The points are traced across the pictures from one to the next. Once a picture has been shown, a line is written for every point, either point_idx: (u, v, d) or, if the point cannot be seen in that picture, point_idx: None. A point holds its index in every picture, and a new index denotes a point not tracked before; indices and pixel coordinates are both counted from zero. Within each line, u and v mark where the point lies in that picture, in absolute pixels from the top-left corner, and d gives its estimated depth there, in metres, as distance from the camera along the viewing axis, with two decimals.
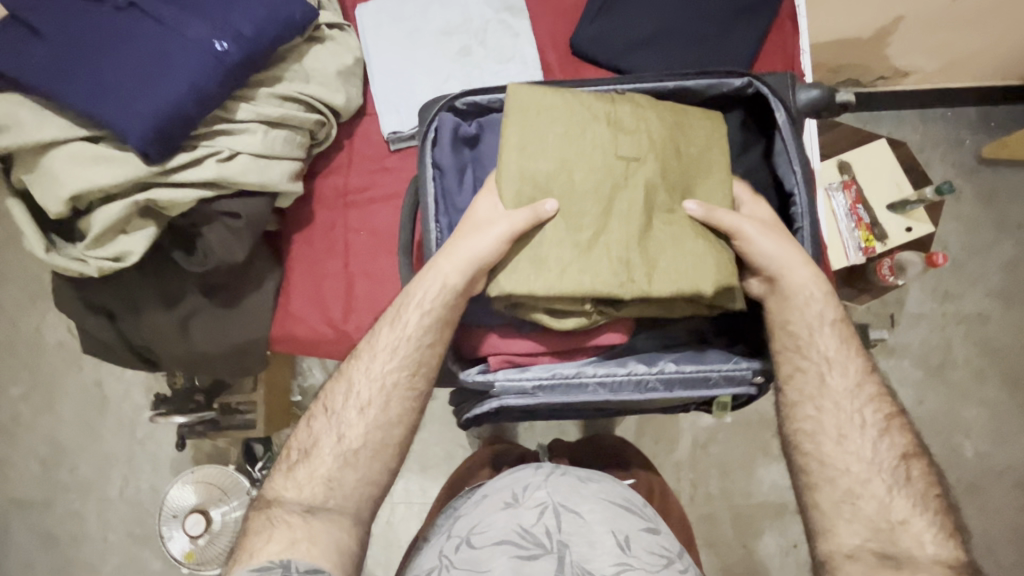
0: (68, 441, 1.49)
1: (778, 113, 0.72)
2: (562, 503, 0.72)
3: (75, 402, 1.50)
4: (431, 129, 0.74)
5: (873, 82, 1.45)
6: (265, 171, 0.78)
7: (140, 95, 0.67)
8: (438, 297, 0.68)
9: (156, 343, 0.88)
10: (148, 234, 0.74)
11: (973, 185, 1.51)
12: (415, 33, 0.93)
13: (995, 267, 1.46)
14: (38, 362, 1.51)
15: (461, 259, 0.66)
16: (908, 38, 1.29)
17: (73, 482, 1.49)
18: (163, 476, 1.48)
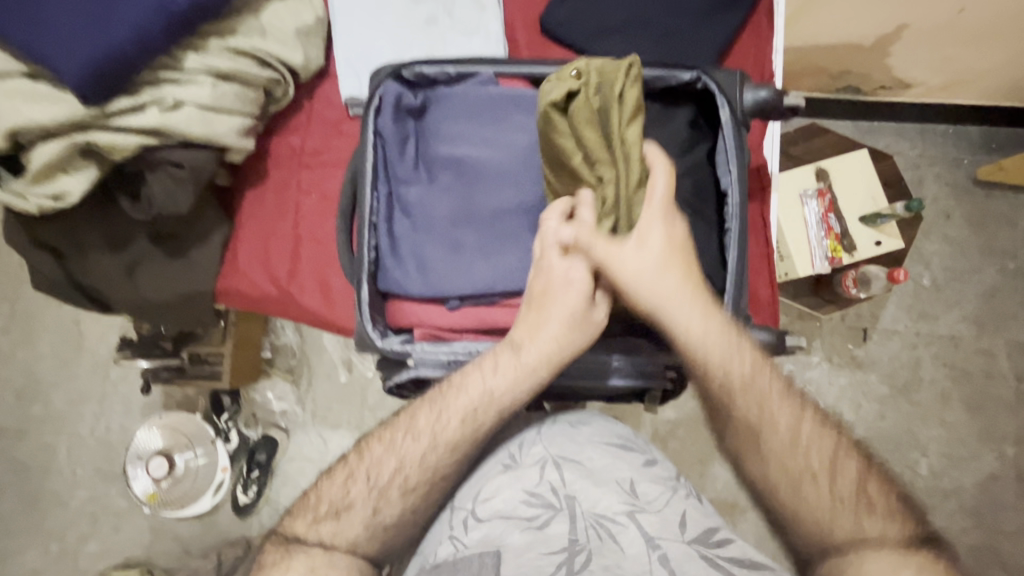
0: (45, 377, 1.53)
1: (722, 109, 0.71)
2: (561, 455, 0.66)
3: (54, 340, 1.53)
4: (375, 96, 0.74)
5: (874, 92, 1.38)
6: (211, 124, 0.78)
7: (83, 39, 0.69)
8: (514, 377, 0.63)
9: (104, 287, 0.88)
10: (88, 176, 0.75)
11: (963, 207, 1.49)
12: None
13: (973, 291, 1.45)
14: (22, 297, 1.54)
15: (548, 344, 0.63)
16: (913, 48, 1.22)
17: (46, 416, 1.52)
18: (134, 418, 1.50)
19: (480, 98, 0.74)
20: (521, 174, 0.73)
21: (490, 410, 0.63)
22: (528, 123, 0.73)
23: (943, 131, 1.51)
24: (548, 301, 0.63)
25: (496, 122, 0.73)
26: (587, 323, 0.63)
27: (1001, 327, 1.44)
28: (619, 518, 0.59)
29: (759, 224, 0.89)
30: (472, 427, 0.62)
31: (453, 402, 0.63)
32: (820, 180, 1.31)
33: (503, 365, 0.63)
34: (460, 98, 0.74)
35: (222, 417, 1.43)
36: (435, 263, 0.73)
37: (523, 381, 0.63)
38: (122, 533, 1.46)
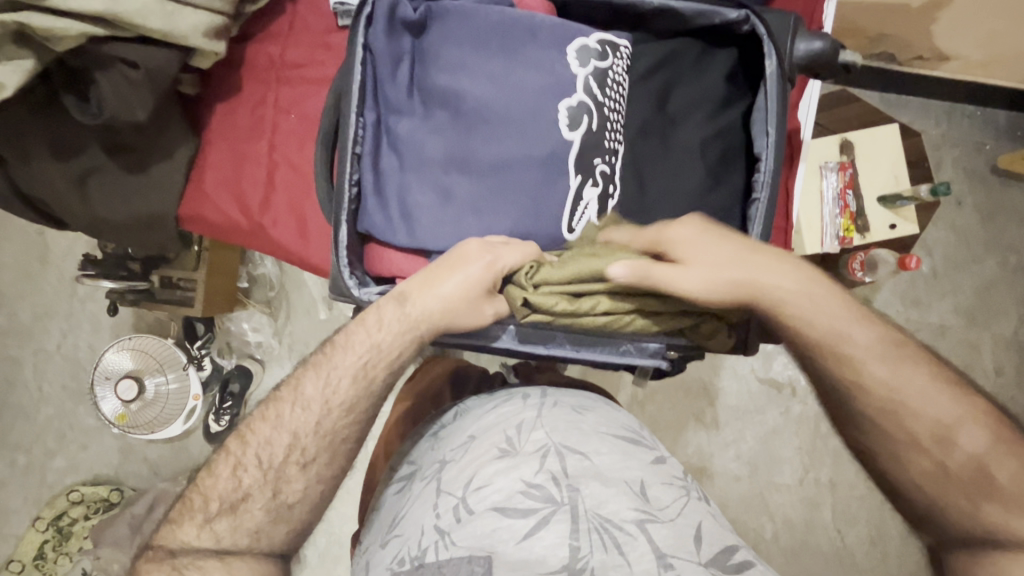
0: (9, 288, 1.44)
1: (768, 59, 0.61)
2: (565, 444, 0.59)
3: (17, 250, 1.43)
4: (367, 3, 0.63)
5: (909, 62, 1.26)
6: (173, 17, 0.66)
7: None
8: (401, 329, 0.59)
9: (54, 199, 0.79)
10: (25, 67, 0.64)
11: (977, 195, 1.42)
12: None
13: (971, 282, 1.41)
14: None
15: (435, 309, 0.59)
16: (961, 15, 1.08)
17: (11, 328, 1.44)
18: (101, 338, 1.43)
19: (492, 21, 0.62)
20: (530, 122, 0.62)
21: (383, 362, 0.60)
22: (547, 60, 0.62)
23: (971, 113, 1.42)
24: (441, 274, 0.59)
25: (507, 54, 0.62)
26: (473, 313, 0.60)
27: (991, 321, 1.41)
28: (628, 526, 0.52)
29: (784, 195, 0.81)
30: (370, 382, 0.59)
31: (353, 336, 0.59)
32: (842, 153, 1.23)
33: (390, 320, 0.59)
34: (467, 17, 0.62)
35: (195, 345, 1.36)
36: (420, 212, 0.64)
37: (403, 338, 0.59)
38: (89, 451, 1.42)
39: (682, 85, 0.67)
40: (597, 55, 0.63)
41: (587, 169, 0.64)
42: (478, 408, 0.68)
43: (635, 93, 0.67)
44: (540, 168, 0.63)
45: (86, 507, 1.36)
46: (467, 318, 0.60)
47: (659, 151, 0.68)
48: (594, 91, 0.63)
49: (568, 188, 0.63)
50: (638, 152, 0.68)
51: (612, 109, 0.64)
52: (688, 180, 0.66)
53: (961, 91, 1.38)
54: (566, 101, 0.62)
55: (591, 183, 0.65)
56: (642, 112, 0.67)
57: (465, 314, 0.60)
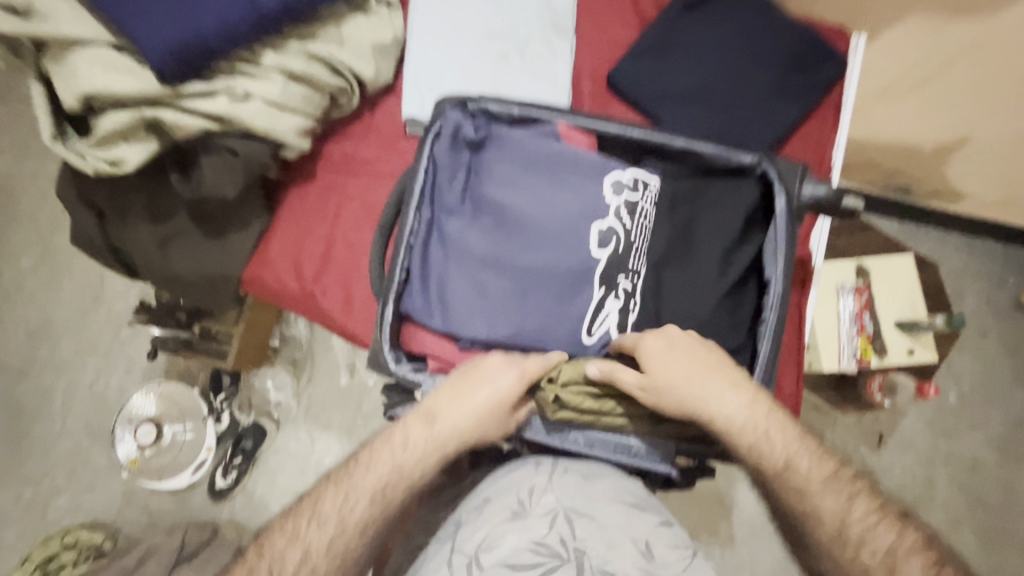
0: (59, 322, 1.52)
1: (778, 198, 0.70)
2: (573, 508, 0.61)
3: (76, 288, 1.54)
4: (436, 123, 0.74)
5: (926, 199, 1.34)
6: (275, 120, 0.79)
7: (171, 19, 0.69)
8: (422, 451, 0.64)
9: (137, 255, 0.90)
10: (147, 148, 0.76)
11: (1003, 329, 1.44)
12: (458, 26, 0.93)
13: (1002, 417, 1.40)
14: (53, 242, 1.55)
15: (459, 425, 0.65)
16: (972, 164, 1.17)
17: (50, 361, 1.51)
18: (132, 380, 1.49)
19: (543, 153, 0.72)
20: (564, 243, 0.70)
21: (405, 482, 0.64)
22: (587, 188, 0.71)
23: (992, 249, 1.47)
24: (467, 387, 0.66)
25: (551, 180, 0.71)
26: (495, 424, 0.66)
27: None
28: None
29: (796, 317, 0.86)
30: (387, 501, 0.62)
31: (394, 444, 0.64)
32: (859, 277, 1.28)
33: (415, 440, 0.64)
34: (523, 149, 0.73)
35: (218, 396, 1.43)
36: (455, 303, 0.72)
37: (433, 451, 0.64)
38: (95, 493, 1.44)
39: (702, 218, 0.73)
40: (630, 188, 0.71)
41: (611, 285, 0.70)
42: (492, 472, 0.68)
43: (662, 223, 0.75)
44: (567, 280, 0.70)
45: (76, 553, 1.35)
46: (499, 422, 0.66)
47: (680, 275, 0.73)
48: (624, 221, 0.70)
49: (590, 298, 0.70)
50: (661, 279, 0.73)
51: (638, 238, 0.71)
52: (704, 304, 0.71)
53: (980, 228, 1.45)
54: (599, 223, 0.70)
55: (613, 296, 0.71)
56: (665, 240, 0.73)
57: (493, 422, 0.66)
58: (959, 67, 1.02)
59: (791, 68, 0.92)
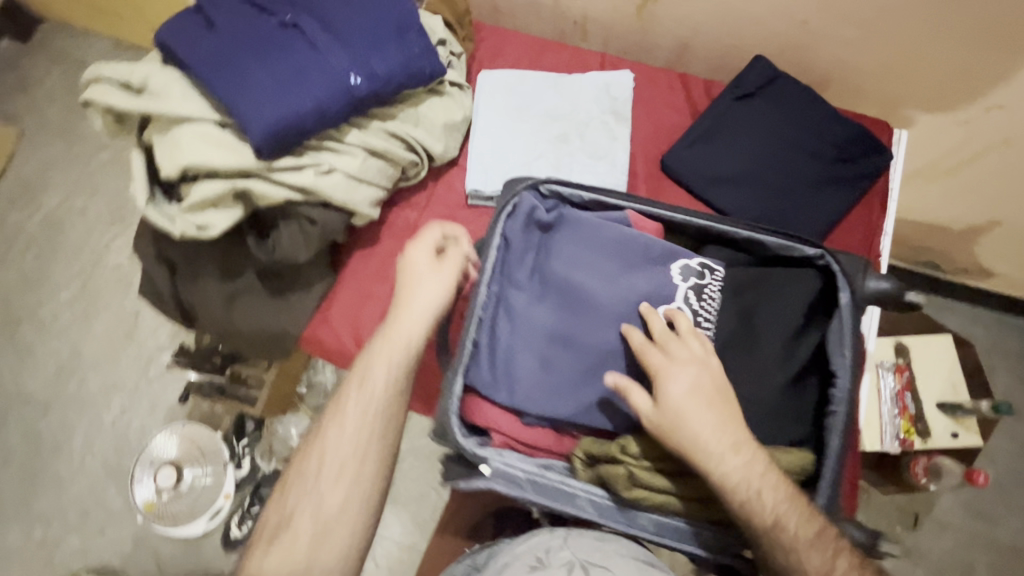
0: (89, 357, 1.54)
1: (841, 292, 0.72)
2: (588, 561, 0.63)
3: (110, 324, 1.56)
4: (510, 202, 0.77)
5: (953, 273, 1.49)
6: (352, 192, 0.84)
7: (273, 101, 0.74)
8: (386, 383, 0.71)
9: (201, 311, 0.93)
10: (232, 214, 0.81)
11: None
12: (521, 108, 0.99)
13: None
14: (94, 277, 1.59)
15: (404, 332, 0.72)
16: (997, 246, 1.35)
17: (76, 395, 1.52)
18: (155, 419, 1.49)
19: (612, 237, 0.74)
20: (631, 325, 0.72)
21: (371, 414, 0.70)
22: (655, 273, 0.73)
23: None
24: (418, 280, 0.75)
25: (621, 264, 0.74)
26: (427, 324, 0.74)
27: None
28: None
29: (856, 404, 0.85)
30: (365, 442, 0.69)
31: (374, 361, 0.72)
32: (898, 355, 1.29)
33: (378, 373, 0.71)
34: (593, 233, 0.75)
35: (240, 442, 1.42)
36: (521, 377, 0.74)
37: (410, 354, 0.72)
38: (105, 536, 1.42)
39: (765, 305, 0.75)
40: (697, 274, 0.73)
41: None
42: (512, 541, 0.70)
43: (725, 306, 0.76)
44: (628, 355, 0.72)
45: None
46: (429, 310, 0.74)
47: (744, 363, 0.74)
48: (693, 307, 0.72)
49: None
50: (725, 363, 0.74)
51: (706, 323, 0.72)
52: (768, 393, 0.73)
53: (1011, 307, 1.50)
54: (666, 306, 0.72)
55: None
56: (728, 326, 0.76)
57: (429, 317, 0.73)
58: (995, 156, 1.16)
59: (841, 160, 0.96)
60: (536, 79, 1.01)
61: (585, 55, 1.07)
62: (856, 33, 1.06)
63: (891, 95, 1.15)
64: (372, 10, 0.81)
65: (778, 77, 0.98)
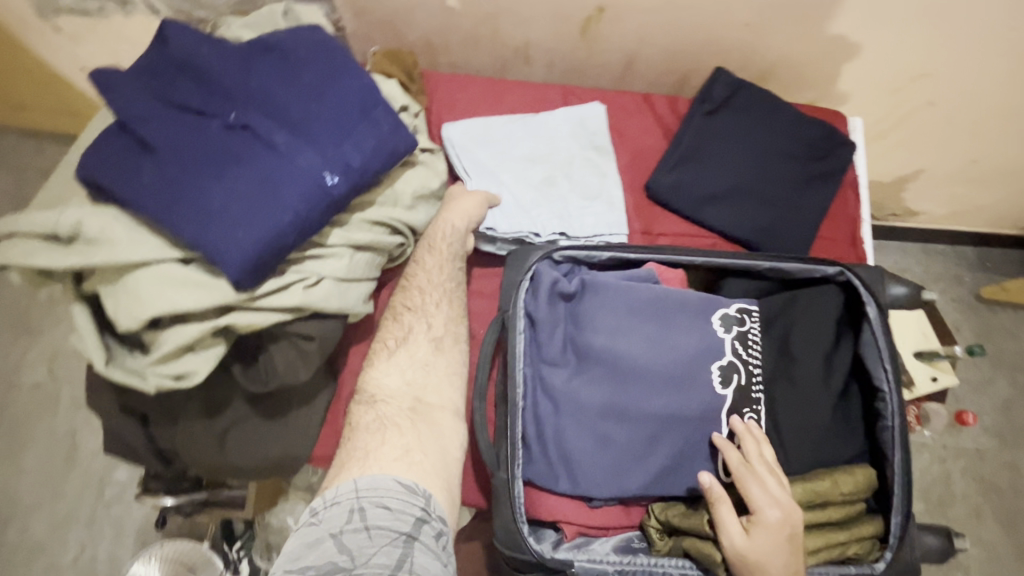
0: (28, 497, 1.35)
1: (867, 305, 0.73)
2: None
3: (42, 453, 1.37)
4: (528, 278, 0.73)
5: (886, 217, 1.74)
6: (346, 295, 0.75)
7: (246, 226, 0.64)
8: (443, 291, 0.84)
9: (188, 455, 0.82)
10: (215, 352, 0.70)
11: (971, 321, 1.73)
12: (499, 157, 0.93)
13: (992, 405, 1.64)
14: (13, 404, 1.39)
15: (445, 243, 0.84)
16: (925, 187, 1.56)
17: (22, 545, 1.32)
18: (124, 546, 1.33)
19: (642, 297, 0.72)
20: (682, 383, 0.71)
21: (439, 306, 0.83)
22: (695, 327, 0.72)
23: (946, 252, 1.80)
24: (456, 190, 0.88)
25: (660, 323, 0.72)
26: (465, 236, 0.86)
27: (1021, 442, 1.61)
28: None
29: None
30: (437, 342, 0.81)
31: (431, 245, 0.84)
32: None
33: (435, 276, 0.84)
34: (622, 295, 0.72)
35: (233, 546, 1.30)
36: (580, 461, 0.70)
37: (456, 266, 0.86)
38: None
39: (799, 330, 0.75)
40: (737, 320, 0.74)
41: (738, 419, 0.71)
42: None
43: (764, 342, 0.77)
44: (688, 417, 0.70)
45: None
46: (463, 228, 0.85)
47: (791, 391, 0.74)
48: (740, 352, 0.73)
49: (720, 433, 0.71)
50: (773, 396, 0.75)
51: (754, 364, 0.73)
52: (821, 418, 0.73)
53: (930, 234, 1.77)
54: (717, 362, 0.72)
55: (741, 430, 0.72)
56: (770, 358, 0.76)
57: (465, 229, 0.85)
58: (920, 115, 1.33)
59: (815, 157, 0.99)
60: (506, 124, 0.95)
61: (546, 90, 1.03)
62: (795, 27, 1.11)
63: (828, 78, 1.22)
64: (331, 97, 0.73)
65: (742, 86, 0.99)
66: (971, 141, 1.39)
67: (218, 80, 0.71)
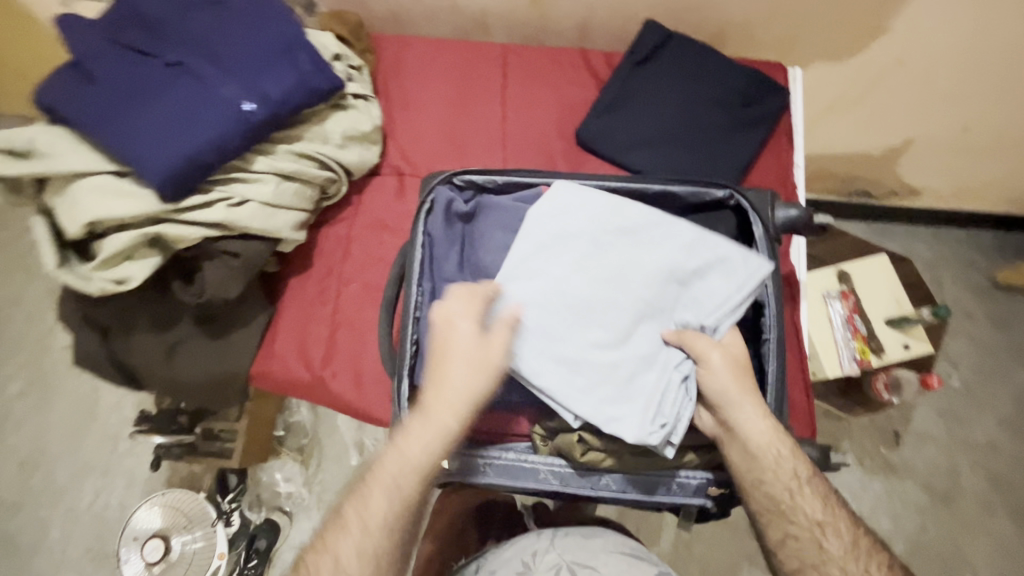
0: (53, 446, 1.47)
1: (756, 226, 0.75)
2: (576, 561, 0.78)
3: (68, 407, 1.49)
4: (427, 201, 0.79)
5: (885, 196, 1.58)
6: (271, 218, 0.83)
7: (170, 144, 0.74)
8: (422, 442, 0.64)
9: (142, 368, 0.91)
10: (151, 262, 0.79)
11: (989, 307, 1.60)
12: (542, 318, 0.70)
13: (1010, 395, 1.52)
14: (43, 362, 1.52)
15: (454, 403, 0.64)
16: (917, 163, 1.43)
17: (45, 488, 1.45)
18: (134, 495, 1.44)
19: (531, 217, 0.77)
20: None
21: (410, 469, 0.64)
22: None
23: (957, 236, 1.65)
24: (452, 352, 0.65)
25: None
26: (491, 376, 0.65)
27: None
28: None
29: (793, 330, 0.92)
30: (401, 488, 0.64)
31: (380, 476, 0.65)
32: (842, 282, 1.34)
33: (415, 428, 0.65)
34: (513, 214, 0.78)
35: (226, 498, 1.36)
36: None
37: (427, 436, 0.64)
38: None
39: None
40: None
41: None
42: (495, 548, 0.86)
43: None
44: None
45: None
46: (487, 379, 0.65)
47: None
48: None
49: None
50: None
51: None
52: None
53: (945, 216, 1.62)
54: None
55: None
56: None
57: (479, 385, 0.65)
58: (891, 78, 1.20)
59: (744, 104, 1.00)
60: (468, 371, 0.65)
61: (485, 48, 1.08)
62: None
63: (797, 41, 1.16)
64: (259, 38, 0.82)
65: (670, 37, 1.02)
66: (977, 110, 1.25)
67: (161, 27, 0.81)
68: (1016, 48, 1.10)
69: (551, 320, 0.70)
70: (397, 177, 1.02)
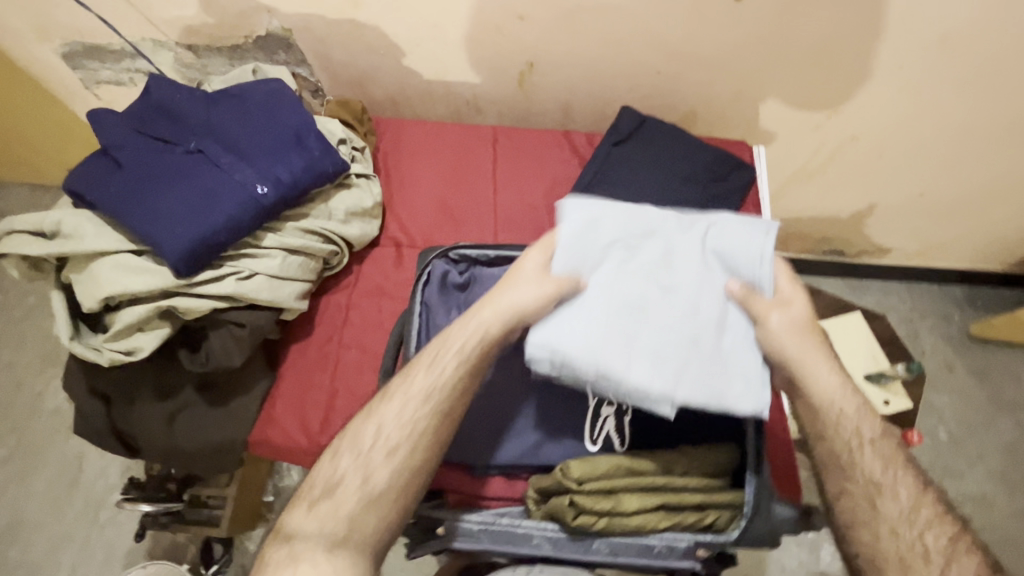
0: (32, 518, 1.43)
1: None
2: None
3: (52, 476, 1.47)
4: (425, 272, 0.85)
5: (857, 254, 1.67)
6: (278, 289, 0.88)
7: (187, 224, 0.80)
8: (469, 337, 0.75)
9: (141, 435, 0.92)
10: (161, 333, 0.83)
11: (966, 359, 1.66)
12: (582, 314, 0.74)
13: (995, 446, 1.55)
14: (30, 429, 1.51)
15: (500, 307, 0.75)
16: (883, 224, 1.54)
17: (20, 564, 1.39)
18: (114, 569, 1.39)
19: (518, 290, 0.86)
20: None
21: (463, 357, 0.74)
22: None
23: (929, 290, 1.73)
24: (514, 282, 0.77)
25: None
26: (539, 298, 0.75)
27: None
28: None
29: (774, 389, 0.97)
30: (438, 366, 0.74)
31: (438, 343, 0.76)
32: None
33: (468, 326, 0.76)
34: None
35: (210, 570, 1.33)
36: (463, 432, 0.81)
37: (473, 338, 0.75)
38: None
39: None
40: None
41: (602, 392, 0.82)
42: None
43: None
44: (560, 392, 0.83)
45: None
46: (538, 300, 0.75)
47: None
48: None
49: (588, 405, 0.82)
50: None
51: None
52: None
53: (915, 273, 1.70)
54: None
55: (607, 402, 0.82)
56: None
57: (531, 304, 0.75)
58: (846, 150, 1.31)
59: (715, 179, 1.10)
60: (528, 290, 0.75)
61: (476, 130, 1.18)
62: None
63: (759, 122, 1.26)
64: (273, 127, 0.90)
65: (645, 120, 1.13)
66: (928, 180, 1.37)
67: (184, 119, 0.89)
68: (955, 126, 1.23)
69: (610, 326, 0.73)
70: (396, 248, 1.08)
